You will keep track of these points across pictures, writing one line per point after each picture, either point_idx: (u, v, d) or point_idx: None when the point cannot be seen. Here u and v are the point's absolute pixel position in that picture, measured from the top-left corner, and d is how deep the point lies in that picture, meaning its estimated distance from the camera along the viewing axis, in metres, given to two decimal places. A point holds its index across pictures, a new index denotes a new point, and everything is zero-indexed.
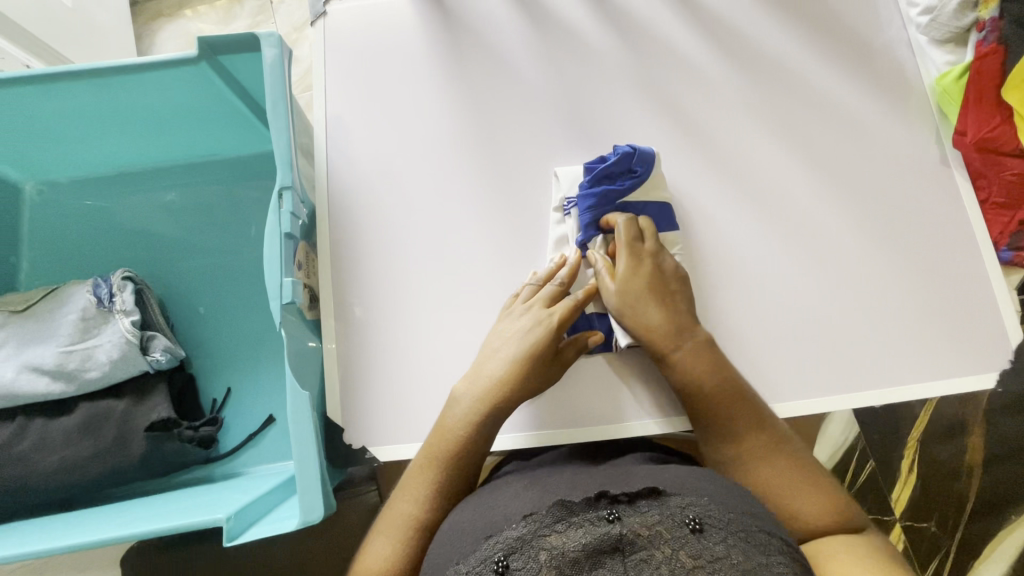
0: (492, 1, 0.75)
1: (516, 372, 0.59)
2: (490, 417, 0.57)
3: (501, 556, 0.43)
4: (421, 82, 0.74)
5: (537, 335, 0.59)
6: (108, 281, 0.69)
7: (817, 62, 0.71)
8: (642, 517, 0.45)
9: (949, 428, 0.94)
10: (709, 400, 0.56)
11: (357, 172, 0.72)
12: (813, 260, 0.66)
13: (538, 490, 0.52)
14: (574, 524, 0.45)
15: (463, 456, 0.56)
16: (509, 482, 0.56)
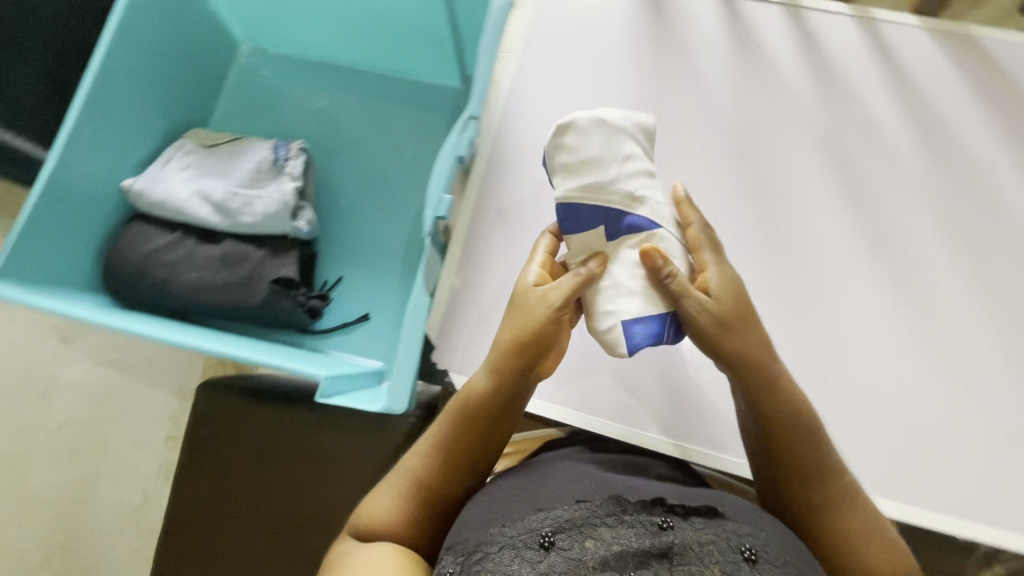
0: (707, 17, 0.77)
1: (511, 322, 0.54)
2: (507, 381, 0.54)
3: (548, 532, 0.46)
4: (613, 68, 0.77)
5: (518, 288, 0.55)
6: (287, 146, 0.76)
7: (1014, 179, 0.68)
8: (694, 532, 0.45)
9: None
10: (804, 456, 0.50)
11: (525, 128, 0.76)
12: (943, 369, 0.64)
13: (590, 477, 0.54)
14: (625, 522, 0.47)
15: (477, 417, 0.55)
16: (558, 466, 0.57)
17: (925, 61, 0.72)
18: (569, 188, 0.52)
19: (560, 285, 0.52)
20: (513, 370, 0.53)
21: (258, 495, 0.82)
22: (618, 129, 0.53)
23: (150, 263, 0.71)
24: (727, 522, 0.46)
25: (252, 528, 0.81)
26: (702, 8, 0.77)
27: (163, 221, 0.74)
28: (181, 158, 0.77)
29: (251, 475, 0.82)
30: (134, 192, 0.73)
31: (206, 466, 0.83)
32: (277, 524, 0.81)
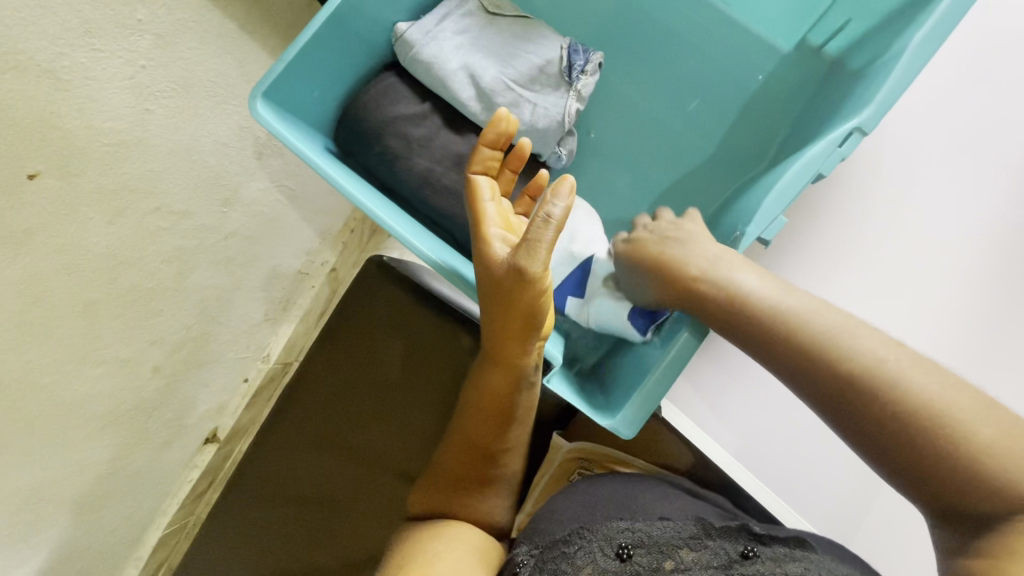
0: None
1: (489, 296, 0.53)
2: (509, 364, 0.57)
3: (627, 545, 0.54)
4: None
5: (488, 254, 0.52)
6: (585, 55, 0.63)
7: None
8: (780, 566, 0.51)
9: None
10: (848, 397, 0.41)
11: None
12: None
13: (679, 500, 0.61)
14: (706, 546, 0.54)
15: (492, 404, 0.58)
16: (646, 486, 0.64)
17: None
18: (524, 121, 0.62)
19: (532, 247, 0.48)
20: (514, 345, 0.55)
21: (395, 388, 0.80)
22: (542, 39, 0.63)
23: (387, 130, 0.62)
24: (816, 557, 0.52)
25: (379, 415, 0.80)
26: None
27: (416, 86, 0.64)
28: (459, 17, 0.64)
29: (395, 366, 0.80)
30: (405, 40, 0.62)
31: (352, 338, 0.81)
32: (404, 421, 0.80)
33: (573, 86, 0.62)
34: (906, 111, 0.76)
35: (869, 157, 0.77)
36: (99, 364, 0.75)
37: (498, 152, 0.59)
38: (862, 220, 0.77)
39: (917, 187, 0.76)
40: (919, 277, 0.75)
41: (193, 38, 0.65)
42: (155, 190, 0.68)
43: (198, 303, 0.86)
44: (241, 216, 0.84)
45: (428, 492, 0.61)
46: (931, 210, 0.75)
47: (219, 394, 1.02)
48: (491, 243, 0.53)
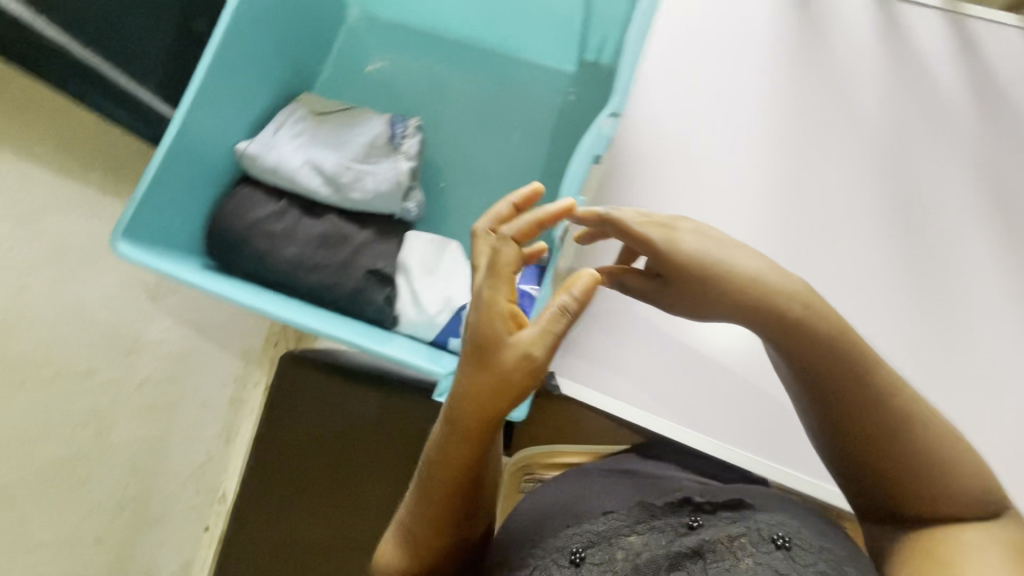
0: (859, 20, 0.72)
1: (474, 382, 0.35)
2: (486, 434, 0.36)
3: (577, 550, 0.44)
4: (759, 60, 0.69)
5: (489, 331, 0.35)
6: (403, 123, 0.74)
7: None
8: (724, 530, 0.43)
9: None
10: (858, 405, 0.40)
11: (652, 126, 0.68)
12: (948, 343, 0.63)
13: (618, 492, 0.51)
14: (653, 527, 0.45)
15: (460, 489, 0.37)
16: (594, 483, 0.54)
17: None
18: (367, 190, 0.71)
19: (494, 314, 0.35)
20: (498, 414, 0.35)
21: (341, 472, 0.82)
22: (364, 121, 0.74)
23: (254, 232, 0.70)
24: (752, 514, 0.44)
25: (333, 503, 0.81)
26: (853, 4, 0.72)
27: (269, 190, 0.73)
28: (293, 125, 0.75)
29: (333, 450, 0.82)
30: (248, 155, 0.71)
31: (286, 438, 0.83)
32: (359, 499, 0.80)
33: (400, 149, 0.73)
34: (676, 39, 0.70)
35: (649, 90, 0.69)
36: (32, 551, 0.73)
37: (507, 210, 0.40)
38: (658, 156, 0.68)
39: (708, 110, 0.69)
40: (730, 199, 0.66)
41: (55, 212, 0.72)
42: (51, 358, 0.71)
43: (128, 460, 0.86)
44: (151, 360, 0.87)
45: None
46: (723, 126, 0.68)
47: (179, 550, 0.99)
48: (496, 318, 0.35)
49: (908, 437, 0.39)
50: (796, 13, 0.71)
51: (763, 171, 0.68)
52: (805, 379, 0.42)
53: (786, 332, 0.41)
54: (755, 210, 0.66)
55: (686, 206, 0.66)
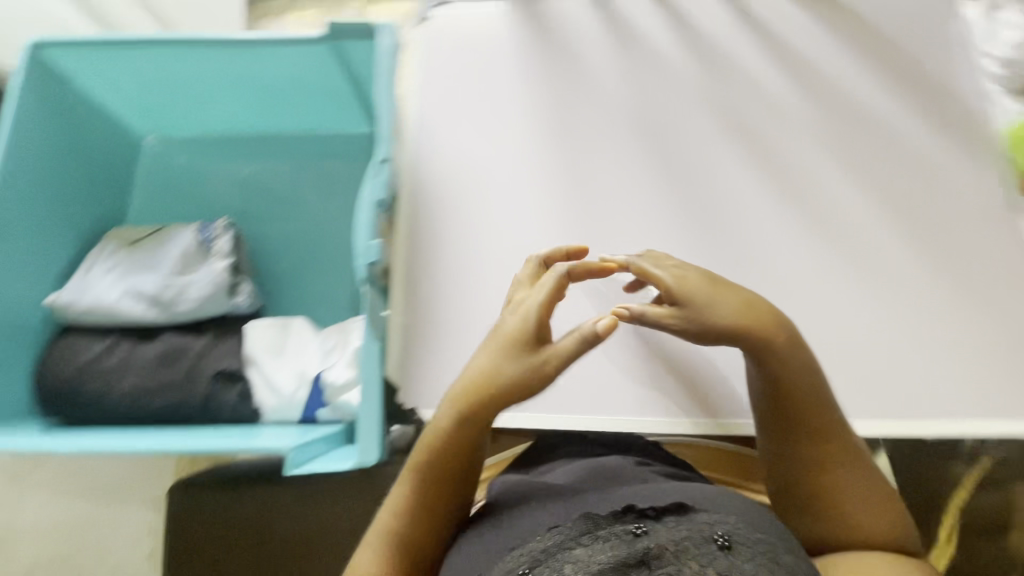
0: (581, 21, 0.82)
1: (486, 364, 0.51)
2: (475, 422, 0.51)
3: (526, 570, 0.45)
4: (511, 85, 0.80)
5: (511, 321, 0.53)
6: (212, 225, 0.76)
7: (886, 103, 0.76)
8: (669, 535, 0.45)
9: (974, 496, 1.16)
10: (800, 411, 0.50)
11: (439, 166, 0.77)
12: (740, 259, 0.71)
13: (562, 506, 0.51)
14: (599, 537, 0.46)
15: (454, 460, 0.51)
16: (546, 488, 0.55)
17: (762, 8, 0.80)
18: (192, 298, 0.72)
19: (520, 310, 0.53)
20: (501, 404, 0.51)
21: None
22: (174, 236, 0.75)
23: (86, 375, 0.69)
24: (696, 515, 0.47)
25: None
26: (572, 7, 0.83)
27: (94, 330, 0.72)
28: (105, 260, 0.75)
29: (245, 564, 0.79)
30: (62, 305, 0.71)
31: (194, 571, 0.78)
32: None
33: (213, 250, 0.74)
34: (433, 88, 0.82)
35: (422, 135, 0.79)
36: None
37: (588, 262, 0.59)
38: (450, 186, 0.76)
39: (474, 134, 0.79)
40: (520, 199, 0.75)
41: None
42: None
43: None
44: None
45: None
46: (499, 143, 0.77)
47: None
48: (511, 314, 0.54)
49: (829, 456, 0.49)
50: (533, 37, 0.83)
51: (547, 167, 0.76)
52: (777, 401, 0.51)
53: (765, 360, 0.50)
54: (537, 201, 0.74)
55: (489, 221, 0.74)
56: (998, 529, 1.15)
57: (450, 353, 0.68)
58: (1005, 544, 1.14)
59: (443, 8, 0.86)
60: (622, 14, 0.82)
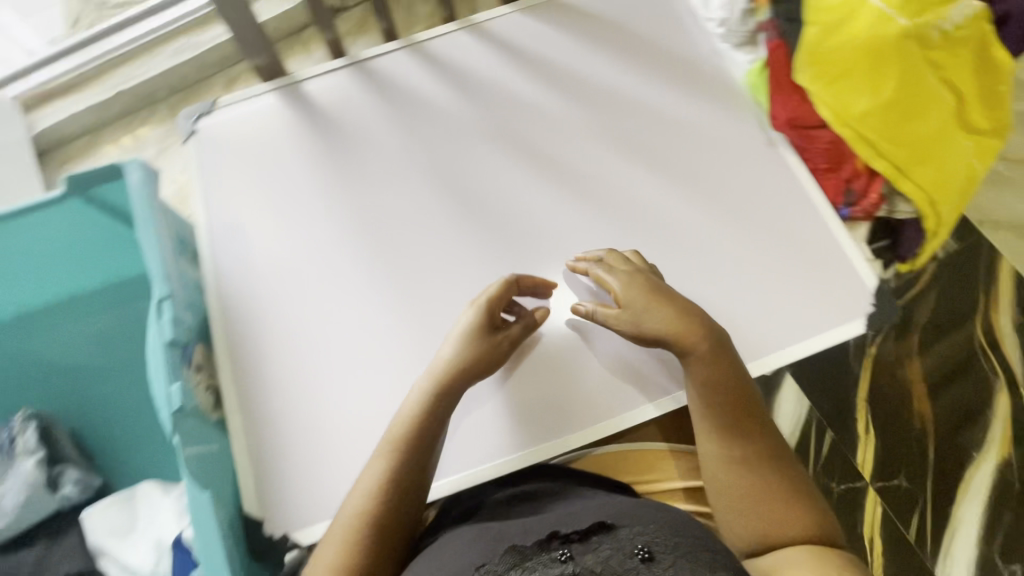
0: (349, 95, 0.84)
1: (457, 348, 0.66)
2: (437, 407, 0.63)
3: None
4: (297, 175, 0.80)
5: (469, 315, 0.68)
6: (12, 426, 0.79)
7: (641, 84, 0.81)
8: (593, 556, 0.52)
9: (875, 388, 1.29)
10: (731, 407, 0.63)
11: (244, 275, 0.75)
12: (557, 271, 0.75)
13: (492, 543, 0.58)
14: (527, 568, 0.52)
15: (422, 449, 0.62)
16: (478, 530, 0.61)
17: (510, 33, 0.85)
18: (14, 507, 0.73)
19: (474, 303, 0.69)
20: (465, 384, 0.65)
21: None
22: None
23: None
24: (617, 534, 0.55)
25: None
26: (337, 84, 0.85)
27: None
28: None
29: None
30: None
31: None
32: None
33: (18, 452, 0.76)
34: (218, 199, 0.80)
35: (218, 249, 0.76)
36: None
37: (537, 280, 0.72)
38: (260, 292, 0.74)
39: (272, 232, 0.77)
40: (334, 283, 0.74)
41: None
42: None
43: None
44: None
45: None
46: (298, 235, 0.77)
47: None
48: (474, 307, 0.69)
49: (752, 444, 0.62)
50: (306, 122, 0.84)
51: (353, 243, 0.76)
52: (716, 392, 0.63)
53: (687, 344, 0.64)
54: (350, 279, 0.74)
55: (308, 314, 0.72)
56: (902, 411, 1.27)
57: (305, 463, 0.66)
58: (913, 420, 1.27)
59: (208, 118, 0.84)
60: (383, 76, 0.84)
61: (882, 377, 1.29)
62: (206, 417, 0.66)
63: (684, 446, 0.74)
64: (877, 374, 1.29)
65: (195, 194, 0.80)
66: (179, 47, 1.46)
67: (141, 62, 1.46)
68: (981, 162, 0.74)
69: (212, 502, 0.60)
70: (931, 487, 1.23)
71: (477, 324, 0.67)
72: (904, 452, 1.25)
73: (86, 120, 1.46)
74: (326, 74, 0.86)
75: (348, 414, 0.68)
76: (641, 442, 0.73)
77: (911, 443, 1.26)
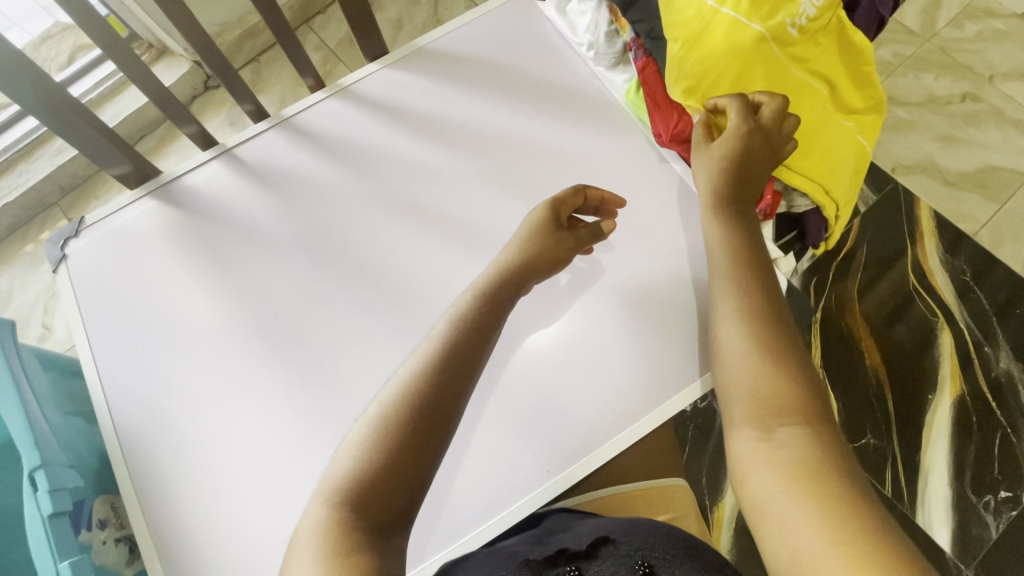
0: (226, 187, 0.79)
1: (518, 246, 0.67)
2: (490, 314, 0.62)
3: None
4: (184, 282, 0.75)
5: (536, 216, 0.69)
6: None
7: (525, 120, 0.79)
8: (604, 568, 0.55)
9: (827, 353, 1.32)
10: (750, 292, 0.62)
11: (143, 405, 0.69)
12: None
13: (503, 556, 0.61)
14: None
15: (458, 370, 0.58)
16: (490, 550, 0.64)
17: (383, 92, 0.82)
18: None
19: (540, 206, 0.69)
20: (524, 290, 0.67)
21: None
22: None
23: None
24: (621, 546, 0.58)
25: None
26: (210, 178, 0.80)
27: None
28: None
29: None
30: None
31: None
32: None
33: None
34: (101, 327, 0.73)
35: (110, 383, 0.71)
36: None
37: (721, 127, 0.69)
38: (161, 421, 0.68)
39: (165, 351, 0.72)
40: (241, 394, 0.69)
41: None
42: None
43: None
44: None
45: (328, 516, 0.50)
46: (194, 348, 0.71)
47: None
48: (540, 211, 0.69)
49: (770, 334, 0.59)
50: (185, 224, 0.78)
51: (254, 345, 0.71)
52: (738, 273, 0.63)
53: (726, 206, 0.66)
54: (257, 386, 0.69)
55: (219, 434, 0.67)
56: (857, 368, 1.30)
57: None
58: (869, 375, 1.30)
59: (76, 240, 0.78)
60: (258, 162, 0.80)
61: (832, 339, 1.32)
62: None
63: (641, 482, 0.73)
64: (827, 337, 1.32)
65: (74, 326, 0.74)
66: (60, 146, 1.38)
67: (18, 171, 1.37)
68: (866, 137, 0.74)
69: None
70: (900, 438, 1.26)
71: (541, 230, 0.68)
72: (868, 408, 1.28)
73: None
74: (198, 168, 0.81)
75: (281, 535, 0.63)
76: (599, 490, 0.72)
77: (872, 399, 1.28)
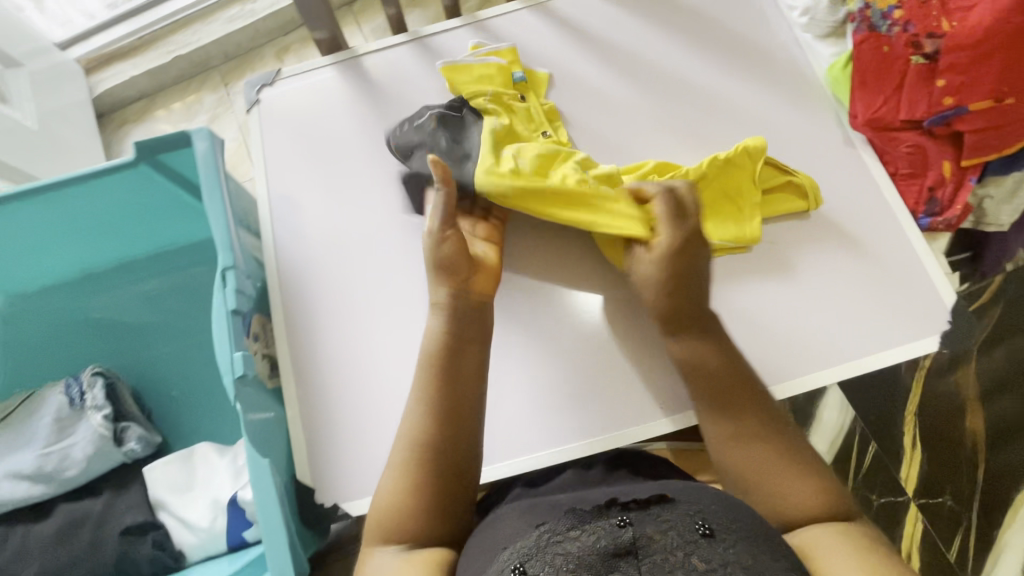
0: (409, 72, 0.83)
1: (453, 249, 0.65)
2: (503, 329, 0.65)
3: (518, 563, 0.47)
4: (355, 150, 0.80)
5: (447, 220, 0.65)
6: (80, 380, 0.85)
7: (712, 72, 0.77)
8: (650, 525, 0.48)
9: (926, 402, 1.24)
10: (720, 388, 0.60)
11: (304, 246, 0.76)
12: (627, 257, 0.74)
13: (548, 507, 0.55)
14: (588, 528, 0.48)
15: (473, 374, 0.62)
16: (535, 500, 0.58)
17: (578, 14, 0.82)
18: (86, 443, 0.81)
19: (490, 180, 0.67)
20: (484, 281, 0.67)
21: None
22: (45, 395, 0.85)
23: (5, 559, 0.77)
24: (676, 509, 0.51)
25: None
26: (397, 60, 0.84)
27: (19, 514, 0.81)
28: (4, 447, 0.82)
29: None
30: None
31: None
32: None
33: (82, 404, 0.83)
34: (278, 172, 0.80)
35: (276, 220, 0.77)
36: None
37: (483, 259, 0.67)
38: (315, 266, 0.75)
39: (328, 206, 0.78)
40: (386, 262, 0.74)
41: None
42: None
43: None
44: None
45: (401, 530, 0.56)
46: (354, 211, 0.77)
47: None
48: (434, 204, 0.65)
49: (753, 419, 0.58)
50: (364, 98, 0.83)
51: (405, 222, 0.75)
52: (711, 369, 0.61)
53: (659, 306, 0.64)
54: (402, 258, 0.74)
55: (361, 291, 0.73)
56: (952, 426, 1.23)
57: (356, 437, 0.68)
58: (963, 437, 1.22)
59: (270, 88, 0.85)
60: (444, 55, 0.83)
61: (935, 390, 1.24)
62: (263, 385, 0.68)
63: None
64: (930, 387, 1.24)
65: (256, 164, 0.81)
66: (234, 14, 1.47)
67: (195, 28, 1.48)
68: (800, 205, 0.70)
69: (265, 470, 0.62)
70: (977, 508, 1.19)
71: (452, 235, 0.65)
72: (950, 470, 1.21)
73: (142, 85, 1.49)
74: (385, 50, 0.85)
75: (397, 393, 0.68)
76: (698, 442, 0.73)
77: (959, 461, 1.21)
